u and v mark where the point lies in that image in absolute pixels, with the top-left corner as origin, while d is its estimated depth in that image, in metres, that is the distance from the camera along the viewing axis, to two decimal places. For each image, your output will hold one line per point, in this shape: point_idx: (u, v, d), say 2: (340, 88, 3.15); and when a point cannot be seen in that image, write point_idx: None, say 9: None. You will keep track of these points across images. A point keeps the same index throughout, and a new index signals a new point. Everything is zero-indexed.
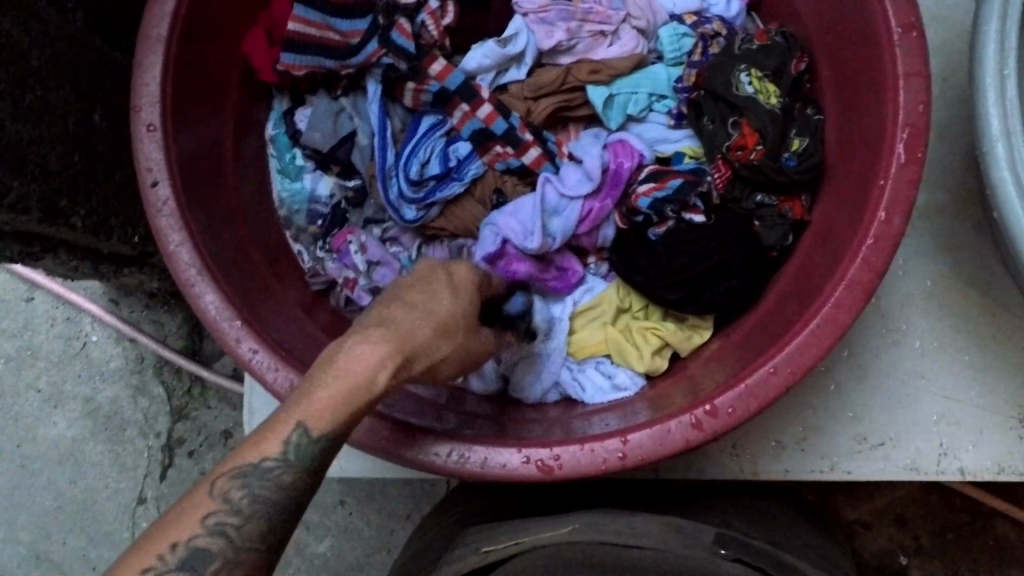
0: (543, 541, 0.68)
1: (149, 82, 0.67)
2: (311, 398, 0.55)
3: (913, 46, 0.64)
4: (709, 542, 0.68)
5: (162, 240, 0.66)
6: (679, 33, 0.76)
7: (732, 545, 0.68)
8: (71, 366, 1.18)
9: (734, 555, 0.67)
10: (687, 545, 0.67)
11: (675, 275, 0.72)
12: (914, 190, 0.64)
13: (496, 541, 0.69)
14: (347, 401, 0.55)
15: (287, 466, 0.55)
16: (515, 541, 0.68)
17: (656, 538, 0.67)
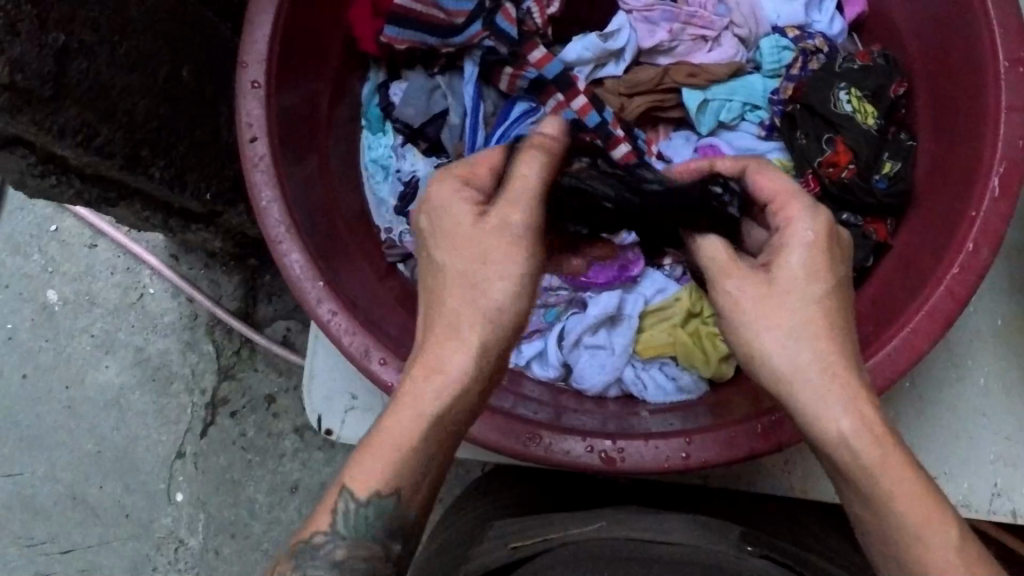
0: (573, 536, 0.68)
1: (257, 40, 0.68)
2: (366, 458, 0.52)
3: (1019, 80, 0.64)
4: (735, 540, 0.68)
5: (254, 196, 0.67)
6: (780, 46, 0.76)
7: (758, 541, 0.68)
8: (125, 315, 1.17)
9: (761, 550, 0.67)
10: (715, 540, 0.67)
11: None
12: (1005, 226, 0.63)
13: (524, 537, 0.69)
14: (407, 459, 0.51)
15: (339, 541, 0.53)
16: (545, 538, 0.68)
17: (685, 536, 0.67)
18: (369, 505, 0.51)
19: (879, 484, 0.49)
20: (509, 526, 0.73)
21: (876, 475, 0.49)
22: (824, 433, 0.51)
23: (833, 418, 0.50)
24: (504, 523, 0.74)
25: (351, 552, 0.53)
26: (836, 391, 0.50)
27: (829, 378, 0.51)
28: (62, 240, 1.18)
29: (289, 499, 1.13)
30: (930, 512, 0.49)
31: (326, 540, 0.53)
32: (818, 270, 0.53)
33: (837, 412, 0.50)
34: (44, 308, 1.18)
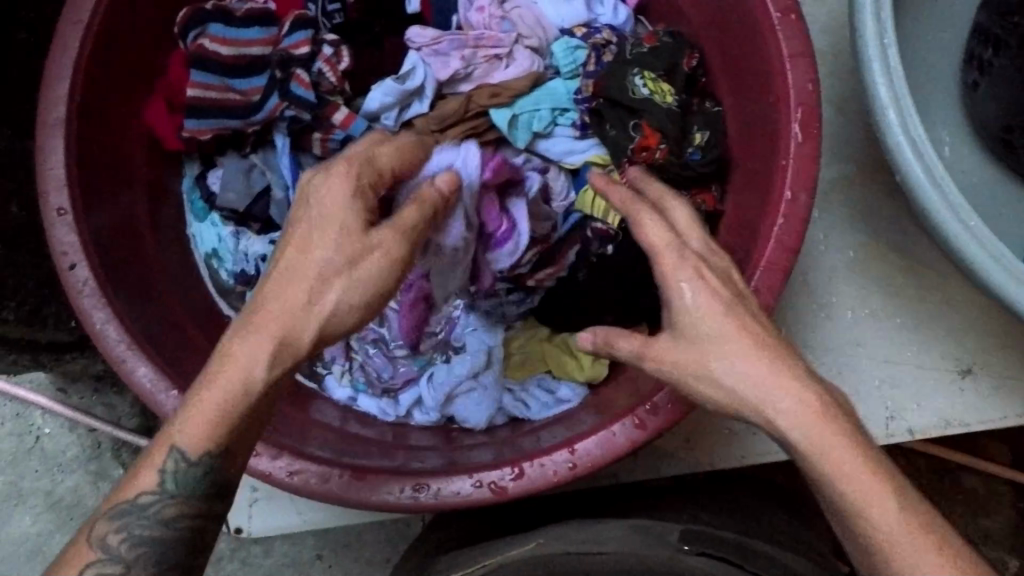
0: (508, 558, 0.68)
1: (53, 166, 0.67)
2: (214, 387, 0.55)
3: (793, 28, 0.66)
4: (672, 539, 0.69)
5: (87, 322, 0.66)
6: (571, 47, 0.77)
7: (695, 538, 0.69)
8: (26, 461, 1.11)
9: (698, 548, 0.68)
10: (649, 544, 0.68)
11: (602, 292, 0.75)
12: (816, 166, 0.66)
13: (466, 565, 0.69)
14: (226, 415, 0.55)
15: (165, 500, 0.56)
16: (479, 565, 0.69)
17: (618, 543, 0.68)
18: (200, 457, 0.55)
19: (887, 524, 0.55)
20: (450, 559, 0.71)
21: (872, 514, 0.56)
22: (849, 497, 0.57)
23: (871, 501, 0.56)
24: (447, 556, 0.72)
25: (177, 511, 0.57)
26: (843, 445, 0.57)
27: (811, 413, 0.59)
28: None
29: None
30: (919, 524, 0.56)
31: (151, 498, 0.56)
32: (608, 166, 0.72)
33: (870, 484, 0.56)
34: None
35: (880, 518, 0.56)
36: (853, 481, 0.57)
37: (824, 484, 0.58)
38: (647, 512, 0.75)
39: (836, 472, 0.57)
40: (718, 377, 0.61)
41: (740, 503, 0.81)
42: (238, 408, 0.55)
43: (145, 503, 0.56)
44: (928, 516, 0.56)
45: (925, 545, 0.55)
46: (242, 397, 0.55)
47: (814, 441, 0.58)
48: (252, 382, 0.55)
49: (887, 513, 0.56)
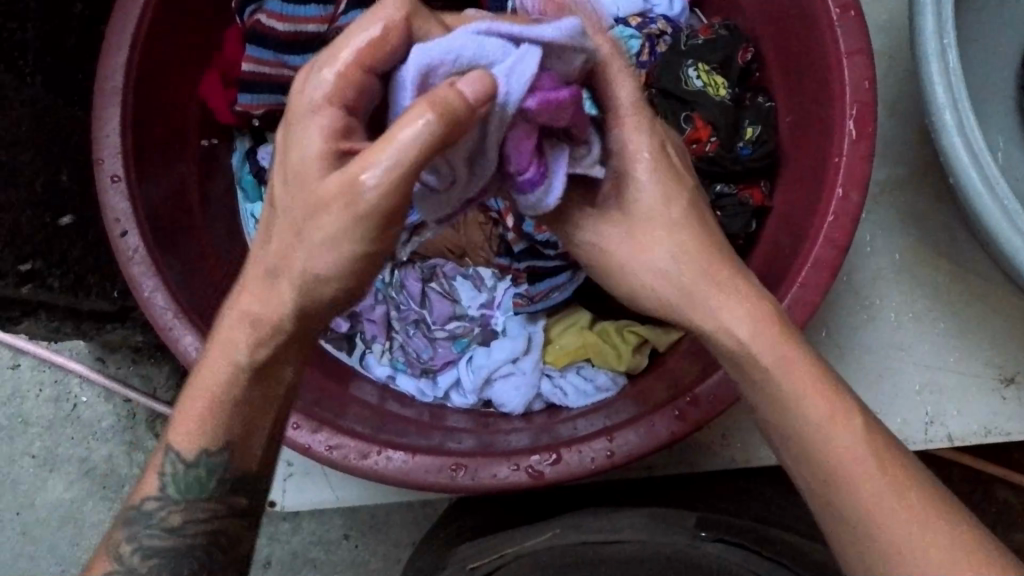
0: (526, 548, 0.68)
1: (109, 133, 0.68)
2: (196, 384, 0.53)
3: (852, 25, 0.66)
4: (691, 526, 0.68)
5: (136, 288, 0.66)
6: (626, 36, 0.77)
7: (713, 526, 0.68)
8: (64, 427, 1.13)
9: (715, 534, 0.67)
10: (667, 531, 0.67)
11: None
12: (869, 165, 0.65)
13: (481, 556, 0.69)
14: (220, 408, 0.52)
15: (170, 506, 0.55)
16: (499, 555, 0.68)
17: (636, 530, 0.67)
18: (199, 463, 0.53)
19: (847, 449, 0.53)
20: (468, 547, 0.71)
21: (825, 442, 0.53)
22: (812, 430, 0.54)
23: (802, 408, 0.54)
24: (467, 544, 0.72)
25: (185, 517, 0.55)
26: (799, 374, 0.55)
27: (776, 334, 0.56)
28: None
29: None
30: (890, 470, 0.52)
31: (157, 506, 0.55)
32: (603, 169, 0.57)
33: (844, 439, 0.53)
34: None
35: (837, 442, 0.53)
36: (813, 402, 0.54)
37: (790, 423, 0.54)
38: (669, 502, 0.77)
39: (801, 409, 0.54)
40: (673, 286, 0.58)
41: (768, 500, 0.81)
42: (231, 394, 0.52)
43: (149, 509, 0.55)
44: (896, 454, 0.53)
45: (881, 482, 0.52)
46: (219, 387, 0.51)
47: (779, 364, 0.55)
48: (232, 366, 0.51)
49: (876, 481, 0.52)
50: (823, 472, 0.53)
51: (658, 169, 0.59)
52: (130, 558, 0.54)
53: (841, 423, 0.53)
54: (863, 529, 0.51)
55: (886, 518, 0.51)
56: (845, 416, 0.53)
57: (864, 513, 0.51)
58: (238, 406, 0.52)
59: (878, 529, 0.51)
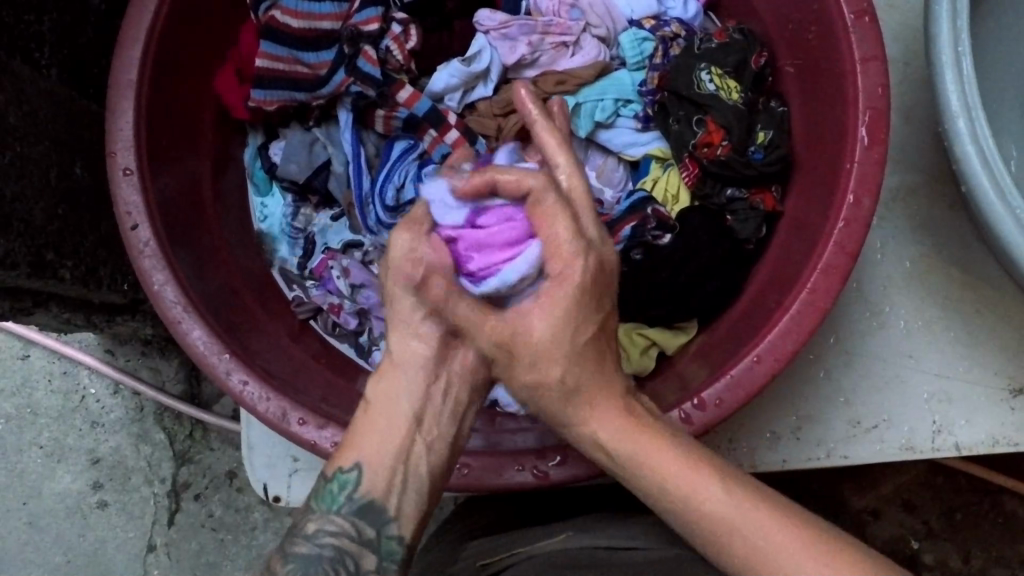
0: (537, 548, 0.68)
1: (123, 127, 0.68)
2: (365, 436, 0.60)
3: (867, 31, 0.66)
4: None
5: (146, 281, 0.67)
6: (640, 38, 0.78)
7: None
8: (72, 419, 1.13)
9: None
10: (678, 539, 0.68)
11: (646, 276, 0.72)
12: (882, 171, 0.65)
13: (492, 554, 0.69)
14: (387, 443, 0.59)
15: (327, 520, 0.58)
16: (511, 554, 0.68)
17: (647, 538, 0.68)
18: (335, 477, 0.59)
19: (693, 488, 0.55)
20: (478, 545, 0.72)
21: (695, 499, 0.54)
22: (685, 498, 0.55)
23: (663, 477, 0.55)
24: (478, 542, 0.73)
25: (339, 530, 0.58)
26: (667, 452, 0.56)
27: (628, 424, 0.57)
28: None
29: None
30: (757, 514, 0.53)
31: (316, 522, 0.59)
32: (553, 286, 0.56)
33: (707, 488, 0.54)
34: None
35: (705, 505, 0.54)
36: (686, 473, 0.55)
37: (657, 492, 0.56)
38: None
39: (663, 475, 0.55)
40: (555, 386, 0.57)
41: None
42: (396, 438, 0.59)
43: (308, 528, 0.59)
44: (756, 490, 0.55)
45: (740, 515, 0.53)
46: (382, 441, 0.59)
47: (619, 437, 0.57)
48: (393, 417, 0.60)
49: (766, 528, 0.53)
50: (691, 520, 0.55)
51: (581, 296, 0.56)
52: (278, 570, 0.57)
53: (709, 494, 0.54)
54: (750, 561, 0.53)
55: (766, 543, 0.53)
56: (697, 468, 0.55)
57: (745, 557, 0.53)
58: (401, 451, 0.59)
59: (757, 551, 0.53)
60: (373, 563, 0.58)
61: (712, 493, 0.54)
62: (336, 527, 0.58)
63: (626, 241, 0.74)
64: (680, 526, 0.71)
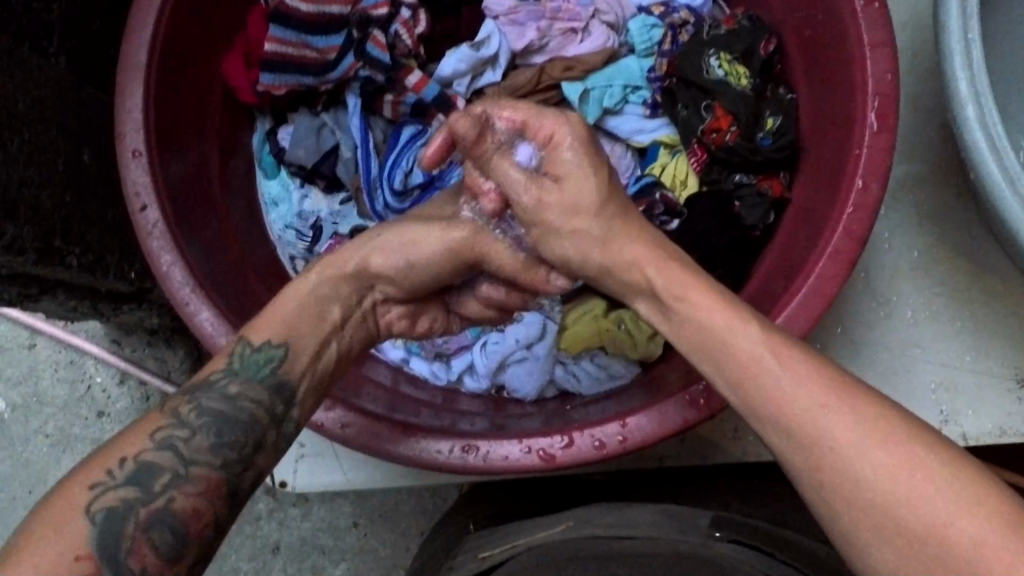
0: (536, 541, 0.67)
1: (132, 108, 0.68)
2: (278, 306, 0.65)
3: (876, 16, 0.65)
4: (704, 525, 0.67)
5: (154, 263, 0.67)
6: (648, 25, 0.78)
7: (726, 526, 0.67)
8: (77, 408, 1.13)
9: (728, 535, 0.66)
10: (681, 531, 0.66)
11: None
12: (890, 157, 0.65)
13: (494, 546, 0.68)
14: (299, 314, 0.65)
15: (233, 379, 0.60)
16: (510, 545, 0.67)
17: (649, 528, 0.66)
18: (261, 347, 0.62)
19: (757, 352, 0.56)
20: (477, 538, 0.71)
21: (756, 375, 0.55)
22: (743, 362, 0.56)
23: (742, 338, 0.56)
24: (476, 534, 0.72)
25: (244, 392, 0.60)
26: (717, 312, 0.58)
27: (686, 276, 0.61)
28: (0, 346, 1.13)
29: (272, 562, 1.08)
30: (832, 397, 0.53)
31: (221, 378, 0.60)
32: (582, 160, 0.65)
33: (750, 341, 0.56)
34: None
35: (776, 382, 0.54)
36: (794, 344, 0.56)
37: (715, 346, 0.58)
38: (680, 499, 0.76)
39: (703, 319, 0.59)
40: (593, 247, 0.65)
41: (776, 499, 0.79)
42: (293, 308, 0.65)
43: (214, 381, 0.59)
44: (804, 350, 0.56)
45: (808, 388, 0.53)
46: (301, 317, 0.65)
47: (678, 288, 0.61)
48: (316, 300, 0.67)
49: (828, 397, 0.53)
50: (736, 371, 0.56)
51: (577, 149, 0.65)
52: (187, 415, 0.57)
53: (795, 369, 0.54)
54: (784, 415, 0.54)
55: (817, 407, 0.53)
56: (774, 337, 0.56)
57: (781, 408, 0.54)
58: (308, 337, 0.64)
59: (807, 426, 0.53)
60: (273, 438, 0.59)
61: (767, 368, 0.55)
62: (244, 391, 0.60)
63: None
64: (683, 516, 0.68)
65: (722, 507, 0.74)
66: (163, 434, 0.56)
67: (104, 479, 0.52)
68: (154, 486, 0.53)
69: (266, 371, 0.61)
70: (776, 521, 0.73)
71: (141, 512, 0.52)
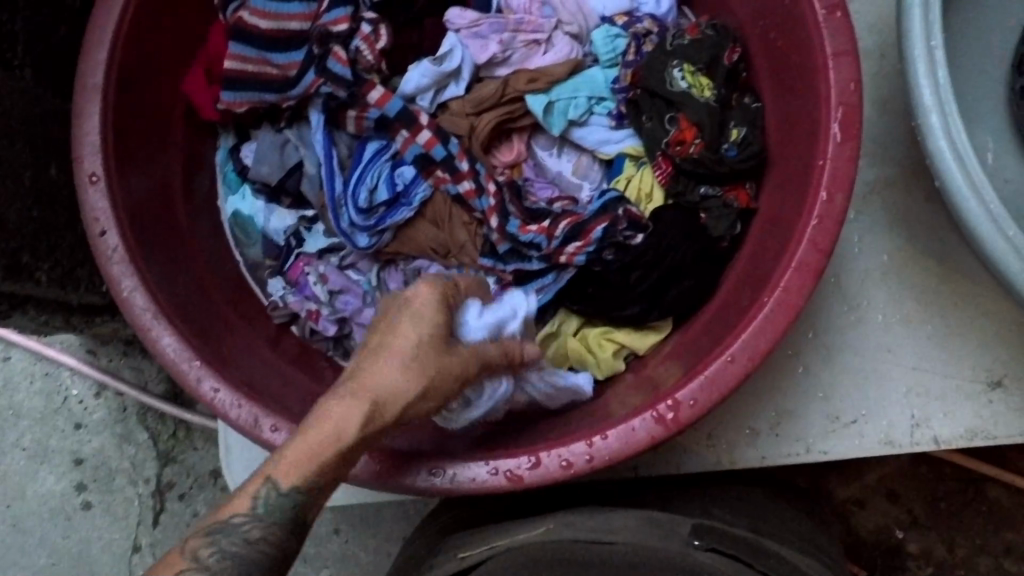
0: (516, 543, 0.66)
1: (89, 131, 0.67)
2: (294, 447, 0.56)
3: (839, 25, 0.65)
4: (684, 534, 0.67)
5: (115, 288, 0.66)
6: (611, 35, 0.78)
7: (705, 534, 0.67)
8: (54, 420, 1.12)
9: (708, 544, 0.66)
10: (660, 536, 0.66)
11: (628, 292, 0.73)
12: (855, 167, 0.64)
13: (472, 545, 0.68)
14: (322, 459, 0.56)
15: (254, 522, 0.57)
16: (489, 546, 0.67)
17: (630, 534, 0.66)
18: (292, 491, 0.56)
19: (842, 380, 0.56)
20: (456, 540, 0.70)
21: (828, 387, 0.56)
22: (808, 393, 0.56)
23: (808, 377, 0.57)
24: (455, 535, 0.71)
25: (265, 535, 0.57)
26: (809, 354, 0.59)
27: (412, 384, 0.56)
28: None
29: None
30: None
31: (242, 521, 0.57)
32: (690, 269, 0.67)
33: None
34: None
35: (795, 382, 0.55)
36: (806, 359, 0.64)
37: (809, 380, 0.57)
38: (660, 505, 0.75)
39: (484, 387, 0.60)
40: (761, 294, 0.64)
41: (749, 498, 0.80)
42: (326, 451, 0.56)
43: (237, 523, 0.57)
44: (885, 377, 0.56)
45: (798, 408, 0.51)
46: (340, 438, 0.55)
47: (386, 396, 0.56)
48: (343, 440, 0.55)
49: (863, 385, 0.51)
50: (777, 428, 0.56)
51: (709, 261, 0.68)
52: (206, 558, 0.57)
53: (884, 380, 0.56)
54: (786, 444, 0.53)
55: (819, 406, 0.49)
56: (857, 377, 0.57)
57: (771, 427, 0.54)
58: (336, 466, 0.57)
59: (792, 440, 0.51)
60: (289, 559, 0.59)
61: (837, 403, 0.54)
62: (266, 536, 0.57)
63: (599, 241, 0.73)
64: (668, 522, 0.68)
65: (703, 514, 0.73)
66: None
67: None
68: None
69: (290, 513, 0.57)
70: (757, 529, 0.73)
71: None
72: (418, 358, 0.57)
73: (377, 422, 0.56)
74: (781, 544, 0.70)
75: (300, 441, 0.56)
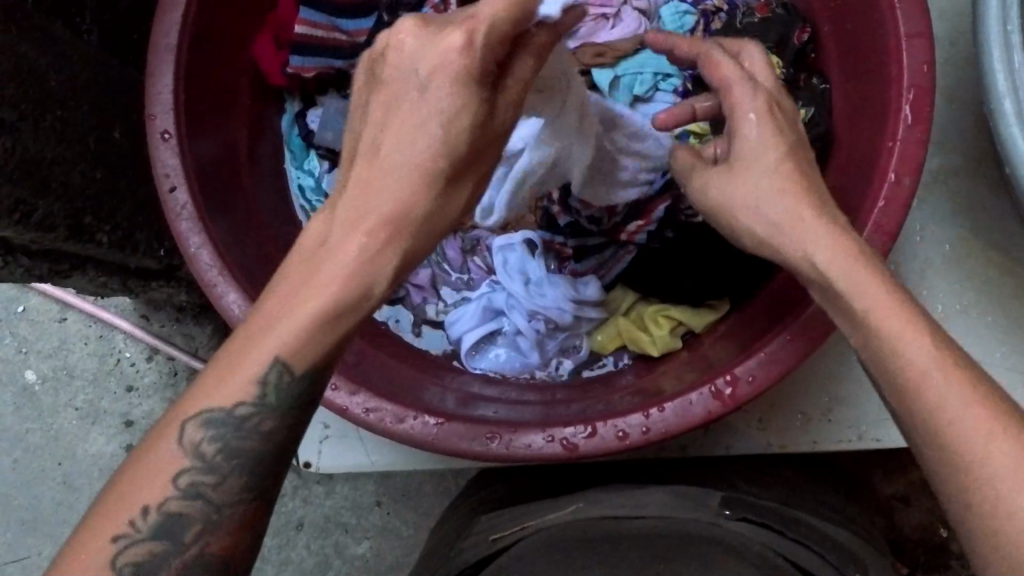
0: (547, 522, 0.66)
1: (162, 90, 0.68)
2: (288, 316, 0.50)
3: (913, 6, 0.64)
4: (714, 505, 0.65)
5: (182, 245, 0.67)
6: (680, 12, 0.80)
7: (737, 505, 0.66)
8: (106, 382, 1.14)
9: (739, 514, 0.65)
10: (692, 508, 0.65)
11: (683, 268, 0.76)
12: (924, 150, 0.63)
13: (505, 527, 0.67)
14: (324, 314, 0.50)
15: (265, 413, 0.51)
16: (521, 527, 0.66)
17: (656, 507, 0.65)
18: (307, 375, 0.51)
19: (924, 368, 0.50)
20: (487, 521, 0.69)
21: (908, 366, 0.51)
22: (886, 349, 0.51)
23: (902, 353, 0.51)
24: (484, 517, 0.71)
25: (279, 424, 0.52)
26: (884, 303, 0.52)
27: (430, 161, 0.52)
28: (32, 319, 1.14)
29: (296, 538, 1.09)
30: (914, 330, 0.51)
31: (250, 414, 0.51)
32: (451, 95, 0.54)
33: (878, 297, 0.53)
34: (25, 390, 1.14)
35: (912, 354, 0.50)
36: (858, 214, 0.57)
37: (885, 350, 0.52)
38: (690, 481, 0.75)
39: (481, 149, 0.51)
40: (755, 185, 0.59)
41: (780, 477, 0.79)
42: (332, 295, 0.50)
43: (240, 417, 0.51)
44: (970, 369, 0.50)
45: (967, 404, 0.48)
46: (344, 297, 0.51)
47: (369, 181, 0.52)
48: (364, 285, 0.51)
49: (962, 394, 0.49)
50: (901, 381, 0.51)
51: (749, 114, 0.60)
52: (212, 456, 0.50)
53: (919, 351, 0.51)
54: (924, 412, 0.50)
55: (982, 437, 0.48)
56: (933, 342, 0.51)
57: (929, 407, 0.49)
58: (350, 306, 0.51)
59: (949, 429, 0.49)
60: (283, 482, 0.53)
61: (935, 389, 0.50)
62: (277, 428, 0.52)
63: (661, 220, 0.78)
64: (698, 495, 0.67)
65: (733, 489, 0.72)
66: (188, 479, 0.50)
67: (127, 530, 0.49)
68: (185, 539, 0.50)
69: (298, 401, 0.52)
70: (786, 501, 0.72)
71: (175, 562, 0.49)
72: (412, 137, 0.52)
73: (387, 249, 0.52)
74: (814, 515, 0.69)
75: (269, 323, 0.51)
